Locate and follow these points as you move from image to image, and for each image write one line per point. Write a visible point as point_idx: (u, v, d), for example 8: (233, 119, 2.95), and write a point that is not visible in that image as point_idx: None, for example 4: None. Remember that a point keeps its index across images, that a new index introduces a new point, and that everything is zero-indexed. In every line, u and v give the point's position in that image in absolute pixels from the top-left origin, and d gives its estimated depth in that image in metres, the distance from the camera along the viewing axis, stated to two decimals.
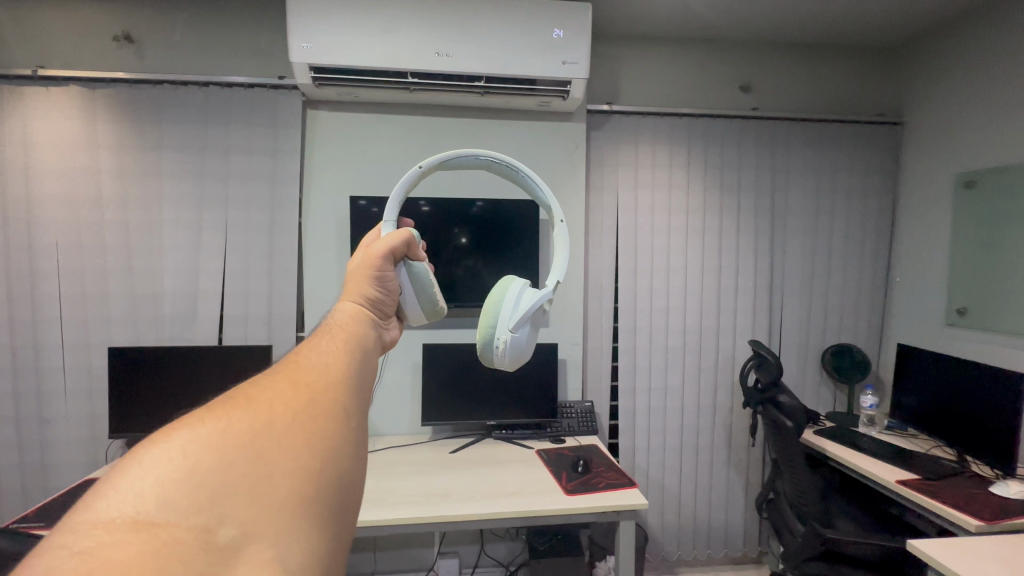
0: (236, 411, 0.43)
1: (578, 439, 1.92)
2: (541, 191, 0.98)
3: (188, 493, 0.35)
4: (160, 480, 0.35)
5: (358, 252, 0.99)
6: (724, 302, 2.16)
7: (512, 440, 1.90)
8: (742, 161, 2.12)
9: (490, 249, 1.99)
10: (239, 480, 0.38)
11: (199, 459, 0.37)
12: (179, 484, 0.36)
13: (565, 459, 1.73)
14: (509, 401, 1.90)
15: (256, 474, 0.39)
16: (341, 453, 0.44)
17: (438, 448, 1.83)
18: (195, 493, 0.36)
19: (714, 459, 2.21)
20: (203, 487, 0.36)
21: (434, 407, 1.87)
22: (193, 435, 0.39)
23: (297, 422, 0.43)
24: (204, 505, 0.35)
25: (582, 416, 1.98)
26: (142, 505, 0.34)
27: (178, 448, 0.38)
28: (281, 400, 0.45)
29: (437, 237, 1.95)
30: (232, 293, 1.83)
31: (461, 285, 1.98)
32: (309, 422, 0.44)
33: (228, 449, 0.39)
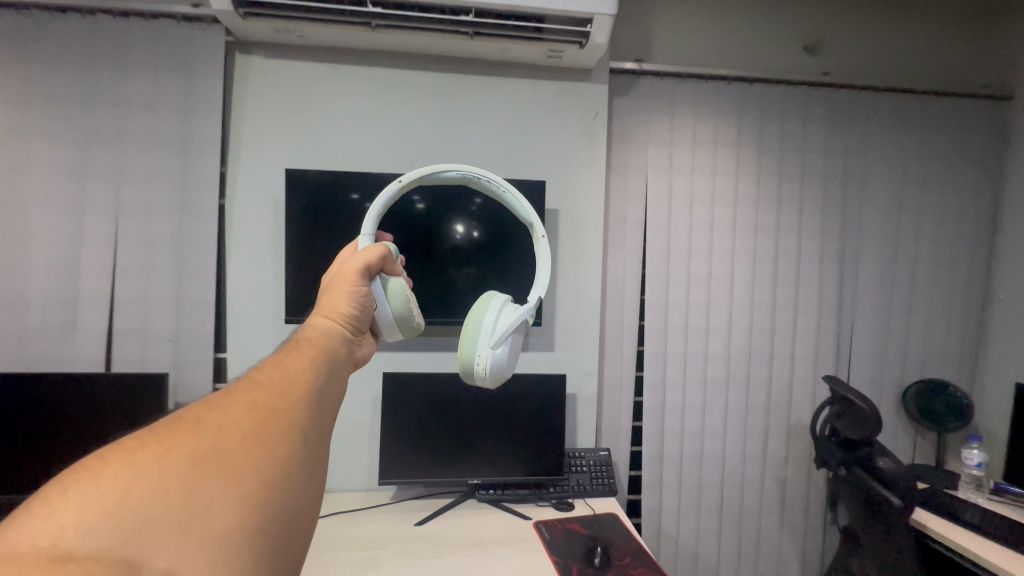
0: (179, 435, 0.46)
1: (590, 504, 1.44)
2: (522, 210, 0.83)
3: (115, 524, 0.39)
4: (89, 510, 0.39)
5: (331, 268, 0.81)
6: (781, 322, 1.68)
7: (502, 505, 1.41)
8: (807, 141, 1.65)
9: (481, 253, 1.50)
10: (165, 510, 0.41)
11: (129, 489, 0.41)
12: (107, 516, 0.39)
13: (576, 541, 1.24)
14: (500, 452, 1.42)
15: (181, 507, 0.41)
16: (267, 486, 0.46)
17: (400, 517, 1.35)
18: (126, 522, 0.39)
19: (763, 526, 1.71)
20: (125, 517, 0.39)
21: (398, 459, 1.39)
22: (127, 464, 0.42)
23: (230, 452, 0.46)
24: (132, 534, 0.39)
25: (596, 470, 1.50)
26: (68, 538, 0.37)
27: (110, 479, 0.41)
28: (227, 427, 0.48)
29: (421, 234, 1.46)
30: (126, 300, 1.35)
31: (443, 294, 1.49)
32: (241, 456, 0.46)
33: (161, 479, 0.42)
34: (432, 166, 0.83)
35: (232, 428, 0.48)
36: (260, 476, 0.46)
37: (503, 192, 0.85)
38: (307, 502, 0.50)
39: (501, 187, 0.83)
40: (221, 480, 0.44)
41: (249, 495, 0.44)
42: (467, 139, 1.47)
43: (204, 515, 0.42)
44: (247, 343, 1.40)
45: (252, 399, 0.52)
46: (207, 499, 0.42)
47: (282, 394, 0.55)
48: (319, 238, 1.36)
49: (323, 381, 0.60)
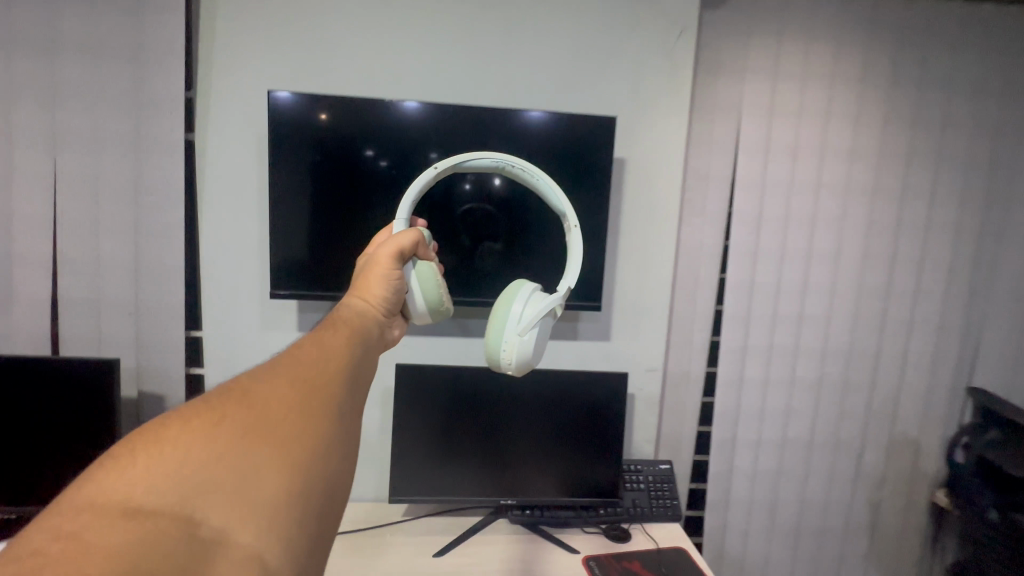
0: (245, 390, 0.33)
1: (649, 531, 1.17)
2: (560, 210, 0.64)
3: (183, 488, 0.27)
4: (151, 469, 0.27)
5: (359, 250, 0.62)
6: (894, 312, 1.33)
7: (541, 530, 1.14)
8: (952, 79, 1.25)
9: (503, 228, 1.15)
10: (213, 479, 0.28)
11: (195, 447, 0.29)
12: (139, 482, 0.27)
13: None
14: (539, 463, 1.15)
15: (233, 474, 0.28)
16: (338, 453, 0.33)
17: (416, 543, 1.09)
18: (193, 486, 0.27)
19: (847, 554, 1.42)
20: (164, 485, 0.27)
21: (413, 467, 1.13)
22: (191, 421, 0.30)
23: (290, 403, 0.33)
24: (205, 501, 0.27)
25: (656, 487, 1.22)
26: (129, 499, 0.26)
27: (161, 434, 0.29)
28: (302, 378, 0.35)
29: (432, 203, 1.12)
30: (71, 261, 1.06)
31: (464, 271, 1.16)
32: (304, 406, 0.33)
33: (218, 439, 0.29)
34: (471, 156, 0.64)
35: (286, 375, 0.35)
36: (330, 439, 0.33)
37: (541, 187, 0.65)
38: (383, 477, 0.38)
39: (539, 183, 0.64)
40: (284, 438, 0.31)
41: (316, 464, 0.31)
42: (510, 61, 1.11)
43: (266, 484, 0.29)
44: (227, 320, 1.13)
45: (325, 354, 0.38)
46: (277, 471, 0.30)
47: (338, 342, 0.40)
48: (316, 191, 1.05)
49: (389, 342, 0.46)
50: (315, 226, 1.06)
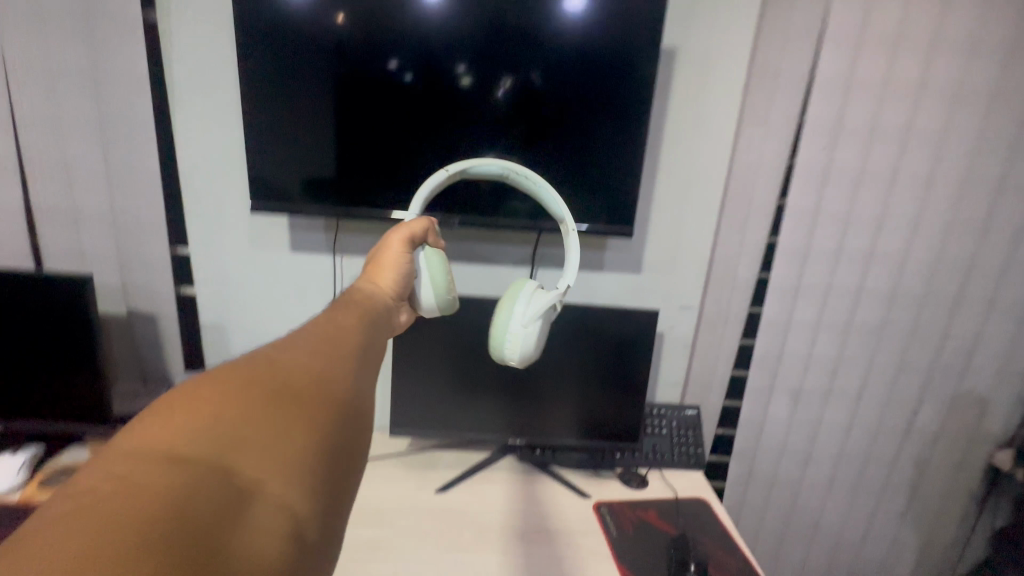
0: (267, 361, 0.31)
1: (668, 478, 1.09)
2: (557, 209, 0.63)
3: (219, 440, 0.25)
4: (185, 421, 0.25)
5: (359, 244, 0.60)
6: (988, 251, 1.11)
7: (551, 471, 1.07)
8: None
9: (544, 162, 0.94)
10: (238, 438, 0.26)
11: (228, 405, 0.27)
12: (163, 438, 0.24)
13: (654, 542, 0.90)
14: (554, 403, 1.06)
15: (262, 435, 0.27)
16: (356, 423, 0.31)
17: (418, 477, 1.04)
18: (227, 440, 0.26)
19: (880, 510, 1.32)
20: (186, 441, 0.25)
21: (417, 398, 1.06)
22: (219, 384, 0.28)
23: (306, 376, 0.31)
24: (242, 454, 0.26)
25: (679, 432, 1.13)
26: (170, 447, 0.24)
27: (193, 393, 0.27)
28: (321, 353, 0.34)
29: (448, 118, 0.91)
30: (36, 166, 0.95)
31: (484, 202, 0.97)
32: (320, 378, 0.32)
33: (247, 399, 0.28)
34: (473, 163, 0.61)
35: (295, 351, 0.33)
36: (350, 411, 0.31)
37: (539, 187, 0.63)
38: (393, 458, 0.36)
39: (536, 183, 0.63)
40: (302, 405, 0.29)
41: (341, 428, 0.30)
42: None
43: (290, 445, 0.27)
44: (212, 236, 1.03)
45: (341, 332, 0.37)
46: (306, 432, 0.28)
47: (352, 320, 0.39)
48: (330, 79, 0.88)
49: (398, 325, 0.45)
50: (320, 126, 0.91)
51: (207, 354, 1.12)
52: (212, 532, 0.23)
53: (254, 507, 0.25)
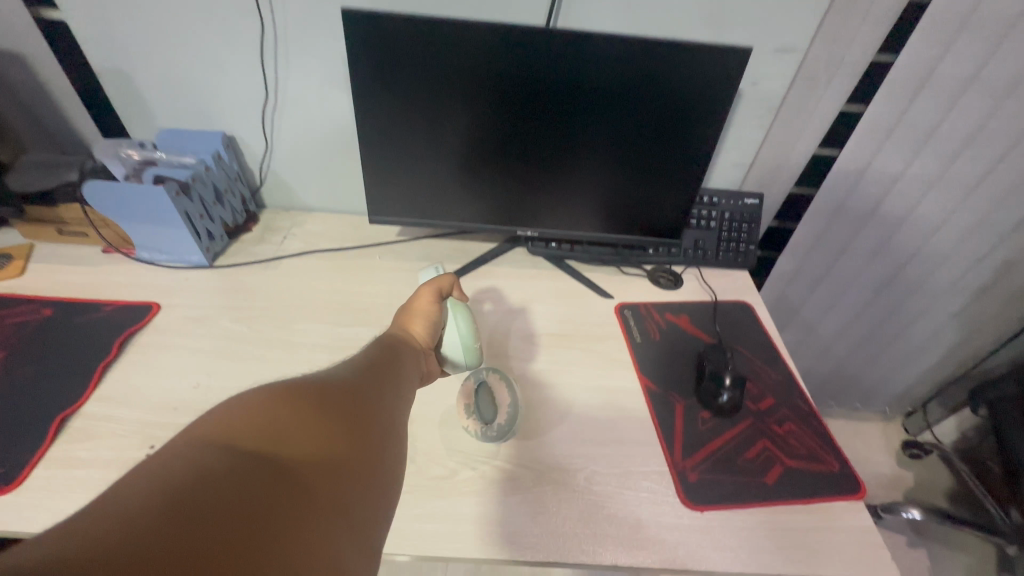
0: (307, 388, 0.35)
1: (705, 276, 0.92)
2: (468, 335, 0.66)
3: (257, 447, 0.28)
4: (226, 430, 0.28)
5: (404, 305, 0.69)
6: None
7: (566, 266, 0.91)
8: None
9: None
10: (295, 436, 0.30)
11: (267, 417, 0.30)
12: (222, 429, 0.28)
13: (683, 351, 0.77)
14: (578, 187, 0.82)
15: (327, 424, 0.32)
16: (391, 443, 0.37)
17: (408, 272, 0.87)
18: (268, 447, 0.28)
19: (931, 311, 1.19)
20: (257, 428, 0.29)
21: (399, 179, 0.82)
22: (259, 401, 0.31)
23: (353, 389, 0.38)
24: (274, 459, 0.28)
25: (730, 224, 0.91)
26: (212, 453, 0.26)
27: (238, 411, 0.30)
28: (348, 389, 0.38)
29: None
30: None
31: None
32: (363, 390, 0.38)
33: (285, 414, 0.31)
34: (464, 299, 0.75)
35: (335, 380, 0.38)
36: (370, 444, 0.34)
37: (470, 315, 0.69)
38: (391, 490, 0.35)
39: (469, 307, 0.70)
40: (350, 411, 0.36)
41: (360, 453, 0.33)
42: None
43: (344, 436, 0.32)
44: None
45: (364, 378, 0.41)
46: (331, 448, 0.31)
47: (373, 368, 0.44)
48: None
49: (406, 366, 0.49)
50: None
51: (127, 115, 0.87)
52: (271, 494, 0.26)
53: (286, 494, 0.27)
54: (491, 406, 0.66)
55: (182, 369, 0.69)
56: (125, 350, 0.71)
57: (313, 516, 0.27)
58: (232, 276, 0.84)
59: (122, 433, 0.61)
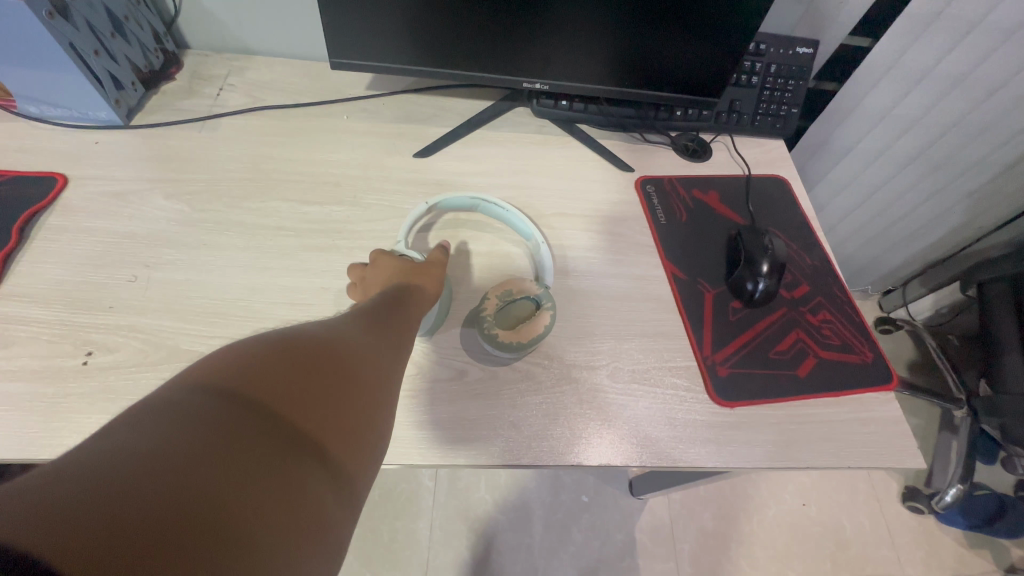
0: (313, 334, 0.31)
1: (738, 145, 0.78)
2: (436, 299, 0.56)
3: (254, 387, 0.24)
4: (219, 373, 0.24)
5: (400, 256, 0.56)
6: None
7: (577, 132, 0.76)
8: None
9: None
10: (296, 382, 0.26)
11: (268, 359, 0.27)
12: (221, 370, 0.25)
13: (712, 233, 0.67)
14: (602, 24, 0.63)
15: (322, 356, 0.29)
16: (392, 398, 0.33)
17: (385, 137, 0.71)
18: (264, 390, 0.24)
19: (949, 190, 1.11)
20: (260, 375, 0.25)
21: (368, 9, 0.62)
22: (260, 343, 0.28)
23: (344, 331, 0.35)
24: (271, 402, 0.24)
25: (775, 82, 0.76)
26: (201, 397, 0.23)
27: (237, 354, 0.26)
28: (350, 338, 0.34)
29: None
30: None
31: None
32: (353, 331, 0.36)
33: (288, 358, 0.27)
34: (495, 212, 0.64)
35: (337, 327, 0.35)
36: (372, 396, 0.30)
37: (480, 208, 0.63)
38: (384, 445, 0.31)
39: (480, 204, 0.63)
40: (350, 358, 0.31)
41: (360, 406, 0.29)
42: None
43: (346, 386, 0.29)
44: None
45: (365, 327, 0.37)
46: (329, 398, 0.27)
47: (377, 315, 0.40)
48: None
49: (412, 312, 0.44)
50: None
51: None
52: (264, 447, 0.22)
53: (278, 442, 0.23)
54: (516, 317, 0.55)
55: (113, 259, 0.55)
56: (30, 235, 0.56)
57: (303, 475, 0.23)
58: (158, 139, 0.66)
59: (46, 339, 0.49)
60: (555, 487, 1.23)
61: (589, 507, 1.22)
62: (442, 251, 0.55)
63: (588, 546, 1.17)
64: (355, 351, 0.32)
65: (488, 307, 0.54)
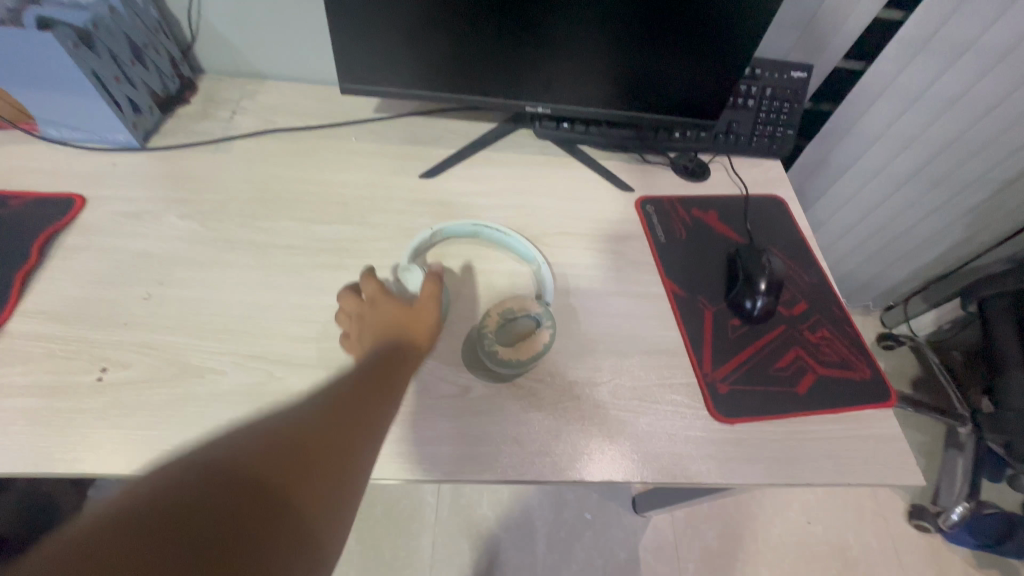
0: (288, 434, 0.40)
1: (735, 165, 0.80)
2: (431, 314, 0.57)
3: (218, 495, 0.33)
4: (197, 479, 0.33)
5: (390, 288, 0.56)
6: None
7: (579, 153, 0.78)
8: None
9: None
10: (260, 486, 0.35)
11: (242, 466, 0.35)
12: (197, 474, 0.33)
13: (712, 252, 0.69)
14: (602, 51, 0.66)
15: (286, 458, 0.37)
16: (353, 481, 0.40)
17: (392, 158, 0.73)
18: (228, 498, 0.33)
19: (946, 208, 1.13)
20: (232, 480, 0.34)
21: (377, 37, 0.64)
22: (240, 449, 0.37)
23: (318, 419, 0.43)
24: (232, 510, 0.32)
25: (770, 104, 0.78)
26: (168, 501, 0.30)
27: (221, 460, 0.35)
28: (325, 429, 0.42)
29: None
30: None
31: None
32: (326, 417, 0.43)
33: (258, 463, 0.36)
34: (495, 240, 0.65)
35: (315, 417, 0.43)
36: (327, 490, 0.38)
37: (480, 236, 0.65)
38: (343, 520, 0.38)
39: (480, 232, 0.65)
40: (314, 453, 0.39)
41: (315, 500, 0.37)
42: None
43: (303, 481, 0.37)
44: None
45: (340, 410, 0.44)
46: (287, 498, 0.35)
47: (356, 392, 0.46)
48: None
49: (398, 372, 0.49)
50: None
51: None
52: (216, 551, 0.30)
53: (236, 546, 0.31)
54: (513, 336, 0.56)
55: (128, 277, 0.57)
56: (49, 254, 0.58)
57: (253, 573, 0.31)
58: (173, 160, 0.68)
59: (62, 355, 0.51)
60: (558, 505, 1.23)
61: (592, 525, 1.21)
62: (433, 280, 0.54)
63: (591, 564, 1.16)
64: (322, 443, 0.40)
65: (488, 324, 0.55)
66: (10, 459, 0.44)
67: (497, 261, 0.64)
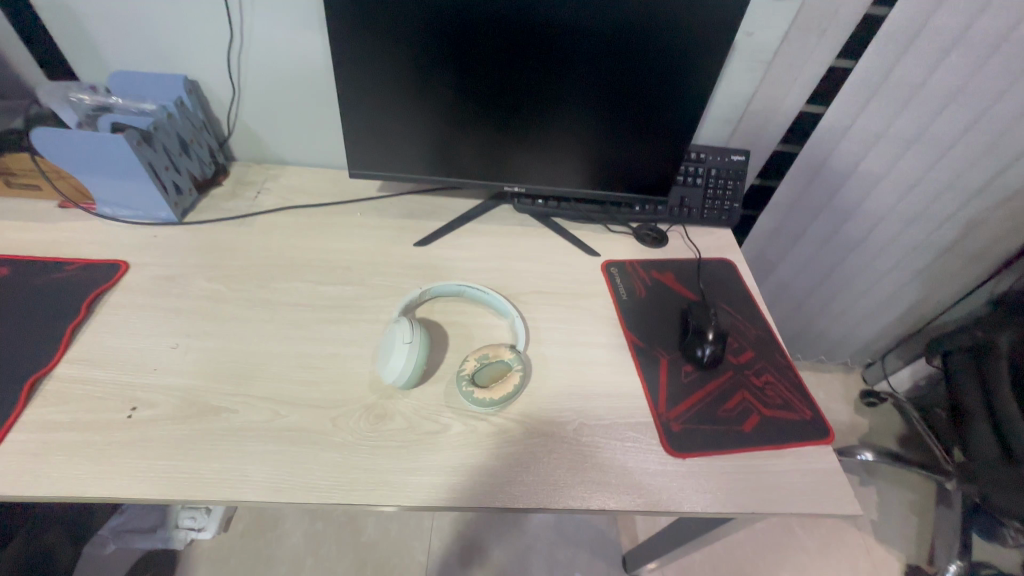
0: None
1: (690, 233, 0.92)
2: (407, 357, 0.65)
3: None
4: None
5: None
6: None
7: (553, 224, 0.90)
8: None
9: None
10: None
11: None
12: None
13: (668, 308, 0.78)
14: (566, 143, 0.80)
15: None
16: None
17: (391, 230, 0.85)
18: None
19: (897, 269, 1.23)
20: None
21: (380, 134, 0.79)
22: None
23: None
24: None
25: (715, 182, 0.91)
26: None
27: None
28: None
29: None
30: None
31: None
32: None
33: None
34: (477, 298, 0.75)
35: None
36: None
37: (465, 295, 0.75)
38: None
39: (464, 292, 0.75)
40: None
41: None
42: None
43: None
44: None
45: None
46: None
47: None
48: None
49: None
50: None
51: (74, 58, 0.81)
52: None
53: None
54: (487, 378, 0.65)
55: (159, 330, 0.66)
56: (94, 312, 0.68)
57: None
58: (204, 232, 0.80)
59: (100, 396, 0.59)
60: (551, 565, 1.22)
61: None
62: None
63: None
64: None
65: (466, 367, 0.65)
66: (49, 486, 0.51)
67: (479, 316, 0.74)
